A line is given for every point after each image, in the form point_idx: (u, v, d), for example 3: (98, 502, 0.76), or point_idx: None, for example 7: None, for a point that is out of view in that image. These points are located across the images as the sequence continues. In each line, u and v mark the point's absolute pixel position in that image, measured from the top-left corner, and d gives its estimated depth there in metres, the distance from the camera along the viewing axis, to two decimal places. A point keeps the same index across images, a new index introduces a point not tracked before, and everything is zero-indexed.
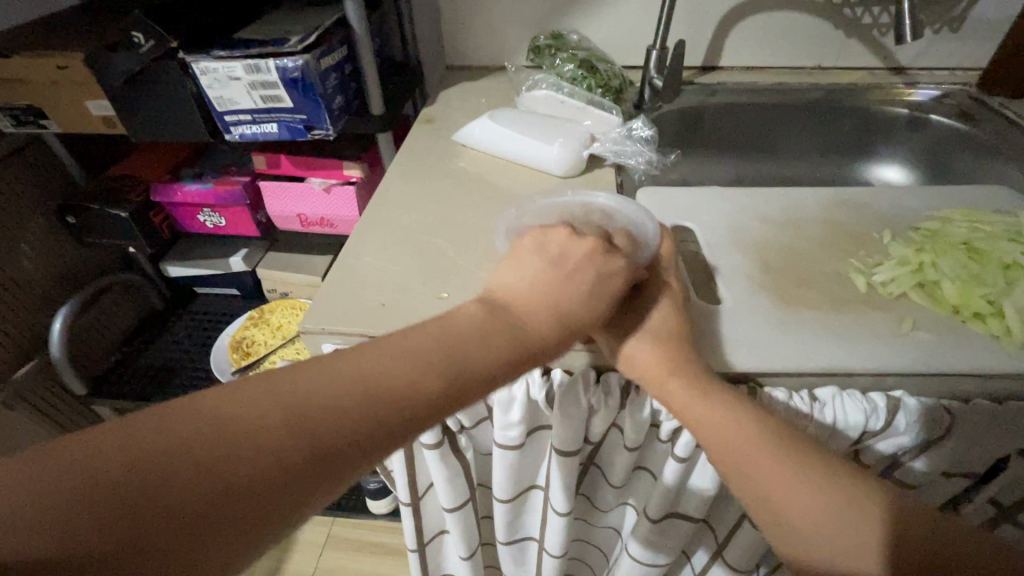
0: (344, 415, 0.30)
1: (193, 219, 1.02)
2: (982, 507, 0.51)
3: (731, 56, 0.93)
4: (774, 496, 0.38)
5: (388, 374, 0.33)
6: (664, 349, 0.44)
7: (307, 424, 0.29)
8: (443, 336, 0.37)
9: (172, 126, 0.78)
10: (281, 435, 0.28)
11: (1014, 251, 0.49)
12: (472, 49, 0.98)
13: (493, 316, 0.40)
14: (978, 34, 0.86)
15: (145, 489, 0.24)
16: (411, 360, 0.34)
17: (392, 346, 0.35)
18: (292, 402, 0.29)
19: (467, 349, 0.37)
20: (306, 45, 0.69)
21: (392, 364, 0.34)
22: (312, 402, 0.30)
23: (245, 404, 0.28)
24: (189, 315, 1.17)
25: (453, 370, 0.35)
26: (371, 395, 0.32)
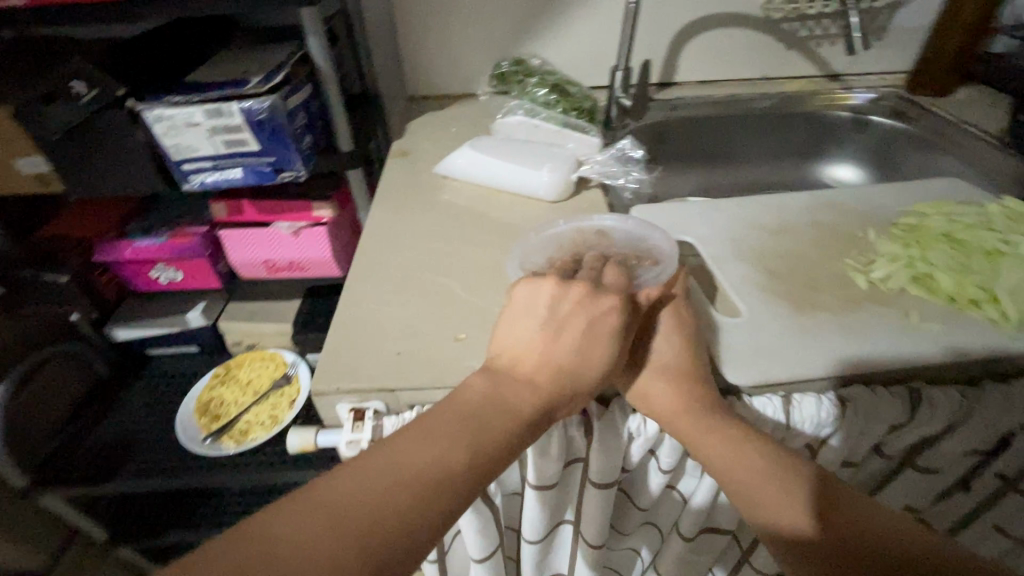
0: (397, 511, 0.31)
1: (143, 276, 0.96)
2: (990, 481, 0.54)
3: (685, 72, 0.97)
4: (752, 495, 0.39)
5: (430, 461, 0.34)
6: (674, 379, 0.43)
7: (357, 522, 0.30)
8: (475, 408, 0.37)
9: (120, 180, 0.72)
10: (334, 541, 0.29)
11: (993, 239, 0.53)
12: (432, 78, 0.97)
13: (515, 373, 0.40)
14: (901, 40, 0.94)
15: None
16: (450, 440, 0.35)
17: (428, 429, 0.36)
18: (347, 507, 0.31)
19: (500, 420, 0.37)
20: (272, 85, 0.66)
21: (433, 449, 0.34)
22: (364, 503, 0.31)
23: (302, 518, 0.30)
24: (144, 380, 1.07)
25: (492, 445, 0.36)
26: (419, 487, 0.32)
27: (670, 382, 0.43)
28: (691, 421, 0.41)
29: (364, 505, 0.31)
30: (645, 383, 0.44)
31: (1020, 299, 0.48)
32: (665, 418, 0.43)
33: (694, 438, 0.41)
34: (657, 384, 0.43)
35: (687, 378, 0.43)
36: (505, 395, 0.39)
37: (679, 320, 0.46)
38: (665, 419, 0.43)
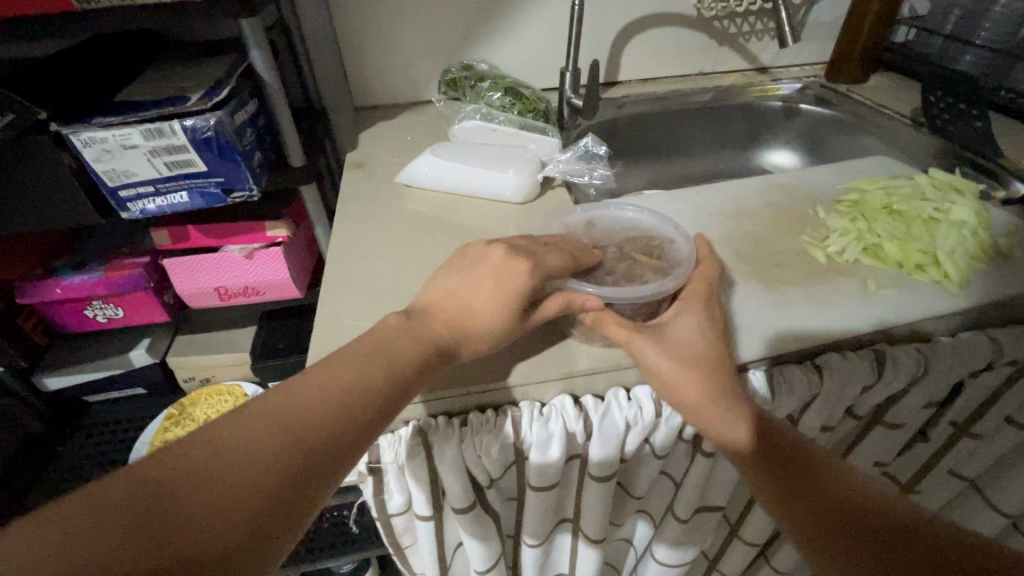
0: (194, 514, 0.28)
1: (78, 315, 0.87)
2: (946, 428, 0.59)
3: (628, 71, 1.01)
4: (733, 444, 0.42)
5: (245, 459, 0.31)
6: (705, 372, 0.43)
7: (291, 429, 0.33)
8: (311, 398, 0.35)
9: (47, 211, 0.66)
10: (268, 442, 0.32)
11: (929, 208, 0.58)
12: (379, 88, 0.94)
13: (356, 361, 0.39)
14: (819, 33, 1.02)
15: (150, 513, 0.27)
16: (268, 432, 0.33)
17: (254, 421, 0.33)
18: (137, 505, 0.28)
19: (333, 413, 0.35)
20: (216, 100, 0.62)
21: (249, 445, 0.32)
22: (161, 503, 0.28)
23: (80, 521, 0.26)
24: (87, 429, 0.98)
25: (315, 440, 0.34)
26: (226, 487, 0.30)
27: (698, 374, 0.43)
28: (717, 412, 0.42)
29: (151, 504, 0.28)
30: (666, 370, 0.43)
31: (958, 260, 0.53)
32: (687, 406, 0.43)
33: (717, 427, 0.42)
34: (685, 372, 0.43)
35: (710, 370, 0.43)
36: (344, 386, 0.37)
37: (692, 314, 0.46)
38: (689, 409, 0.43)
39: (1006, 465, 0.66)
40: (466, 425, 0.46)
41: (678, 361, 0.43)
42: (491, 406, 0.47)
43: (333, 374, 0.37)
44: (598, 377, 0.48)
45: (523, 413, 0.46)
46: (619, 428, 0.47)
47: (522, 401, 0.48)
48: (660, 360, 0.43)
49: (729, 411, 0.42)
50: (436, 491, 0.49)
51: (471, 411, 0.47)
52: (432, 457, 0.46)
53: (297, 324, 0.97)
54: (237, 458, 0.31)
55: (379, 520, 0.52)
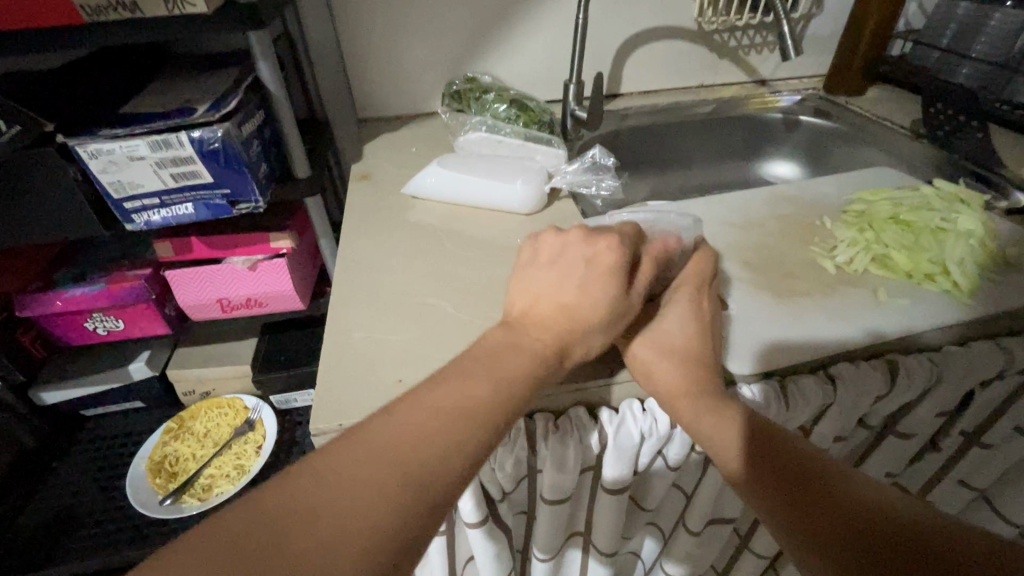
0: (325, 544, 0.27)
1: (78, 328, 0.87)
2: (957, 437, 0.59)
3: (629, 84, 1.02)
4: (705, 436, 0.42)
5: (365, 479, 0.29)
6: (679, 360, 0.45)
7: (437, 423, 0.33)
8: (428, 414, 0.33)
9: (51, 222, 0.66)
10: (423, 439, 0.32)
11: (935, 219, 0.59)
12: (382, 101, 0.94)
13: (471, 370, 0.37)
14: (817, 46, 1.03)
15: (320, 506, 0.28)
16: (423, 432, 0.32)
17: (373, 440, 0.31)
18: (271, 532, 0.27)
19: (452, 433, 0.33)
20: (224, 112, 0.62)
21: (372, 469, 0.30)
22: (298, 535, 0.27)
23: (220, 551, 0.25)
24: (83, 444, 0.97)
25: (435, 460, 0.32)
26: (348, 515, 0.28)
27: (675, 365, 0.44)
28: (690, 406, 0.43)
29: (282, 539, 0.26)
30: (647, 359, 0.45)
31: (967, 269, 0.53)
32: (664, 394, 0.44)
33: (689, 421, 0.42)
34: (662, 362, 0.45)
35: (691, 364, 0.44)
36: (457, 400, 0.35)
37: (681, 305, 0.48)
38: (664, 397, 0.44)
39: (1016, 475, 0.66)
40: None
41: (661, 352, 0.45)
42: (505, 419, 0.47)
43: (442, 384, 0.36)
44: (612, 388, 0.47)
45: (538, 425, 0.46)
46: (634, 440, 0.46)
47: (536, 413, 0.47)
48: (641, 350, 0.46)
49: (704, 404, 0.42)
50: (448, 506, 0.48)
51: None
52: None
53: (299, 336, 0.96)
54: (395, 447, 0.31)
55: None
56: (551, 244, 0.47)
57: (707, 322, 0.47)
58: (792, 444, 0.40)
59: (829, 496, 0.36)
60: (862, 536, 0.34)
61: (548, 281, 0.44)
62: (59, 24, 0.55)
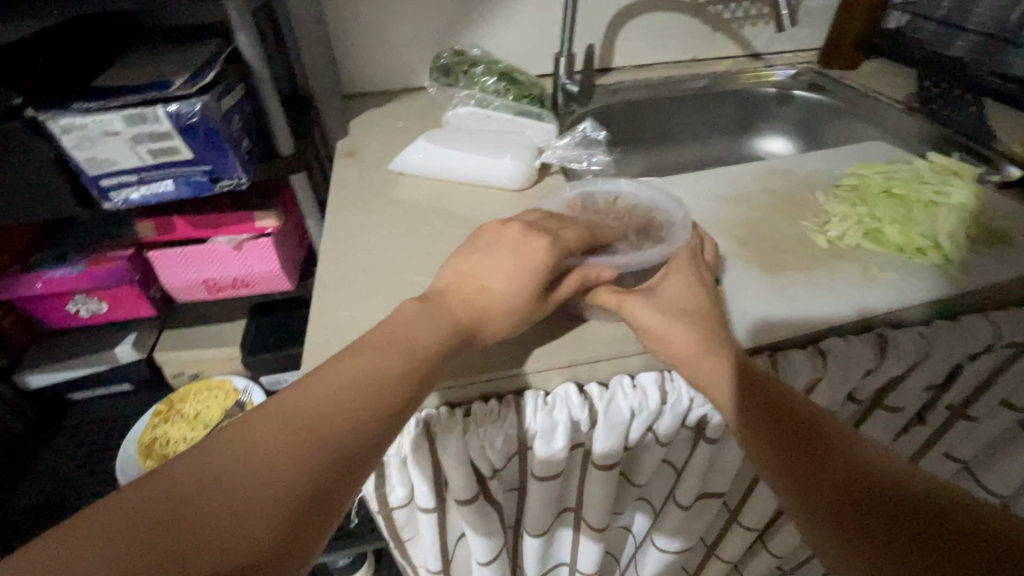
0: (222, 527, 0.28)
1: (60, 311, 0.85)
2: (943, 410, 0.60)
3: (621, 57, 0.99)
4: (715, 393, 0.42)
5: (276, 450, 0.31)
6: (694, 323, 0.44)
7: (342, 398, 0.34)
8: (324, 395, 0.34)
9: (26, 201, 0.64)
10: (328, 411, 0.33)
11: (928, 192, 0.58)
12: (367, 76, 0.92)
13: (377, 349, 0.38)
14: (813, 18, 1.01)
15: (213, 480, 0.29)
16: (330, 404, 0.34)
17: (273, 418, 0.32)
18: (168, 505, 0.27)
19: (356, 406, 0.34)
20: (201, 85, 0.60)
21: (273, 445, 0.31)
22: (202, 507, 0.28)
23: (119, 527, 0.26)
24: (71, 428, 0.96)
25: (335, 438, 0.33)
26: (247, 490, 0.29)
27: (689, 326, 0.43)
28: (703, 361, 0.42)
29: (176, 514, 0.27)
30: (659, 324, 0.43)
31: (958, 243, 0.53)
32: (679, 357, 0.43)
33: (701, 378, 0.42)
34: (676, 324, 0.43)
35: (702, 325, 0.44)
36: (356, 379, 0.35)
37: (680, 273, 0.47)
38: (681, 361, 0.43)
39: (999, 446, 0.67)
40: (469, 415, 0.45)
41: (674, 315, 0.44)
42: (495, 397, 0.47)
43: (352, 364, 0.36)
44: (602, 364, 0.47)
45: (527, 402, 0.46)
46: (625, 415, 0.46)
47: (525, 390, 0.47)
48: (651, 316, 0.44)
49: (708, 360, 0.42)
50: (438, 483, 0.48)
51: (475, 401, 0.46)
52: (435, 448, 0.46)
53: (288, 317, 0.95)
54: (296, 419, 0.32)
55: (380, 514, 0.51)
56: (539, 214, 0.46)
57: (709, 288, 0.47)
58: (789, 397, 0.41)
59: (823, 450, 0.37)
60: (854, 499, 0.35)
61: (532, 253, 0.44)
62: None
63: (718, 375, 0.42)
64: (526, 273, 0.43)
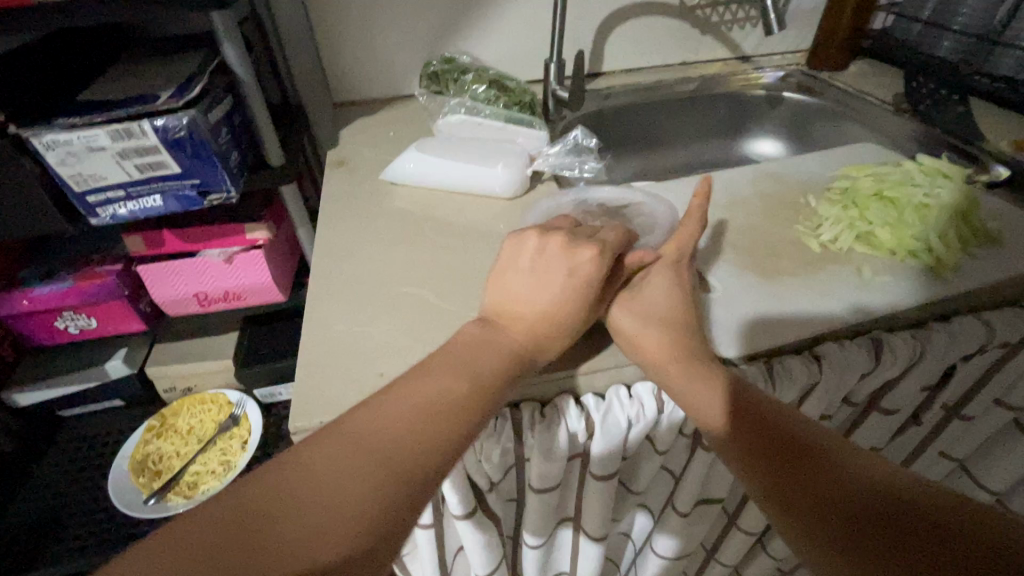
0: (323, 521, 0.28)
1: (48, 328, 0.84)
2: (938, 410, 0.60)
3: (611, 62, 0.99)
4: (690, 404, 0.41)
5: (372, 450, 0.32)
6: (666, 328, 0.44)
7: (426, 405, 0.35)
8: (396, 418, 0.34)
9: (10, 218, 0.62)
10: (418, 414, 0.34)
11: (919, 194, 0.58)
12: (357, 85, 0.91)
13: (455, 358, 0.39)
14: (800, 21, 1.01)
15: (312, 479, 0.30)
16: (416, 409, 0.34)
17: (370, 421, 0.33)
18: (295, 492, 0.29)
19: (440, 410, 0.35)
20: (188, 99, 0.59)
21: (372, 443, 0.32)
22: (306, 507, 0.29)
23: (230, 524, 0.27)
24: (62, 445, 0.94)
25: (428, 438, 0.33)
26: (325, 504, 0.29)
27: (662, 333, 0.44)
28: (680, 369, 0.42)
29: (285, 509, 0.28)
30: (634, 329, 0.44)
31: (951, 246, 0.53)
32: (652, 361, 0.43)
33: (679, 387, 0.41)
34: (649, 329, 0.44)
35: (678, 330, 0.44)
36: (448, 382, 0.37)
37: (662, 279, 0.47)
38: (653, 368, 0.43)
39: (995, 445, 0.67)
40: None
41: (645, 320, 0.44)
42: (491, 411, 0.46)
43: (434, 373, 0.37)
44: (598, 375, 0.47)
45: (524, 416, 0.45)
46: (622, 426, 0.46)
47: (521, 403, 0.47)
48: (626, 320, 0.45)
49: (687, 370, 0.42)
50: (436, 497, 0.48)
51: None
52: None
53: (281, 328, 0.95)
54: (387, 423, 0.33)
55: None
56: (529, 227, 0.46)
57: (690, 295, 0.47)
58: (777, 414, 0.40)
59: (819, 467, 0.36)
60: (851, 518, 0.34)
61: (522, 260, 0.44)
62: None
63: (698, 383, 0.41)
64: (520, 287, 0.43)
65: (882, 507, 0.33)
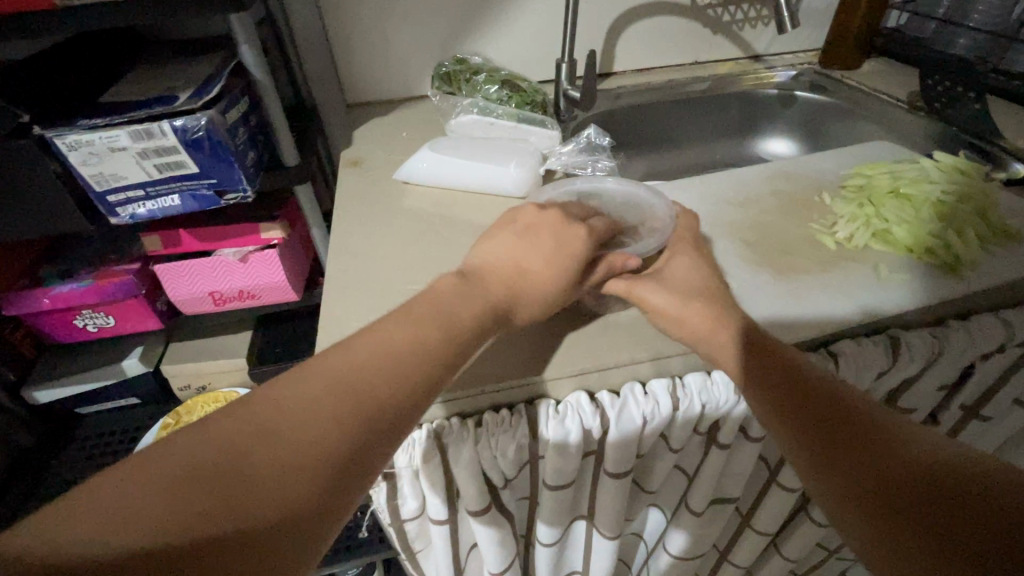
0: (234, 486, 0.26)
1: (67, 326, 0.85)
2: (956, 409, 0.59)
3: (622, 62, 1.00)
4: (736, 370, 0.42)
5: (301, 413, 0.30)
6: (705, 298, 0.45)
7: (361, 378, 0.33)
8: (335, 377, 0.32)
9: (33, 217, 0.64)
10: (350, 385, 0.32)
11: (935, 192, 0.58)
12: (369, 86, 0.92)
13: None
14: (813, 20, 1.01)
15: (218, 445, 0.27)
16: (346, 381, 0.32)
17: (299, 385, 0.31)
18: (206, 456, 0.27)
19: (383, 382, 0.33)
20: (207, 99, 0.60)
21: (301, 406, 0.30)
22: (219, 470, 0.26)
23: (126, 490, 0.24)
24: (79, 442, 0.95)
25: (364, 410, 0.31)
26: (274, 451, 0.28)
27: (703, 304, 0.44)
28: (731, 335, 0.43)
29: (196, 475, 0.26)
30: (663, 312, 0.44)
31: (969, 243, 0.53)
32: (693, 335, 0.44)
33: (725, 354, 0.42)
34: (687, 306, 0.44)
35: (710, 299, 0.45)
36: (391, 356, 0.35)
37: (683, 256, 0.49)
38: (703, 338, 0.43)
39: (1013, 445, 0.67)
40: (481, 426, 0.45)
41: (685, 296, 0.45)
42: (507, 407, 0.46)
43: (376, 339, 0.35)
44: (613, 372, 0.47)
45: (540, 412, 0.45)
46: (637, 423, 0.46)
47: (537, 399, 0.47)
48: (661, 296, 0.45)
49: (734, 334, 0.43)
50: (450, 493, 0.48)
51: (487, 411, 0.46)
52: (447, 457, 0.45)
53: (294, 327, 0.96)
54: (315, 392, 0.31)
55: (392, 525, 0.50)
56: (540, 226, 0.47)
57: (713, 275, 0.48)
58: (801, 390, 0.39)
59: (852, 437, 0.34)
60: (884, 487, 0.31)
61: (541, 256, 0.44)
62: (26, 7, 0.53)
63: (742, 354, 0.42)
64: (538, 273, 0.44)
65: (906, 471, 0.31)
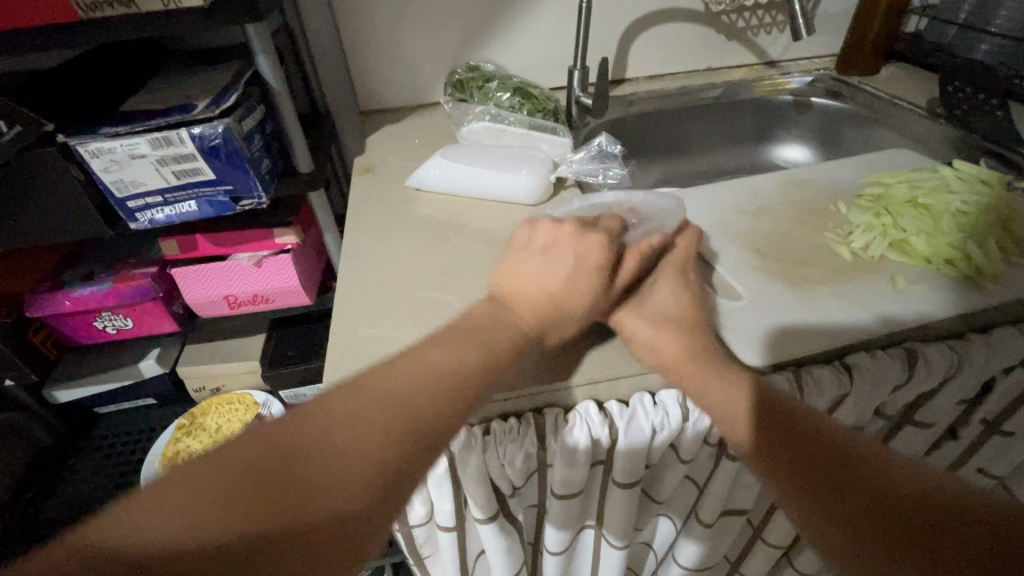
0: (292, 496, 0.28)
1: (87, 327, 0.87)
2: (977, 423, 0.58)
3: (635, 69, 0.99)
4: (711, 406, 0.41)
5: (351, 425, 0.32)
6: (679, 328, 0.45)
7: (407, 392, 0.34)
8: (381, 393, 0.34)
9: (57, 223, 0.65)
10: (392, 399, 0.34)
11: (955, 201, 0.57)
12: (383, 93, 0.93)
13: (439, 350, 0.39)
14: (829, 25, 1.00)
15: (275, 453, 0.29)
16: (394, 399, 0.34)
17: (352, 394, 0.33)
18: (268, 462, 0.29)
19: (430, 390, 0.35)
20: (223, 108, 0.61)
21: (352, 418, 0.32)
22: (281, 476, 0.29)
23: (197, 491, 0.27)
24: (98, 442, 0.97)
25: (415, 426, 0.33)
26: (328, 460, 0.30)
27: (676, 334, 0.44)
28: (699, 367, 0.42)
29: (259, 481, 0.28)
30: (656, 329, 0.44)
31: (990, 254, 0.51)
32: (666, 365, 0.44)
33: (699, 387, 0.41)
34: (663, 330, 0.44)
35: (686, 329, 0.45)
36: (434, 371, 0.36)
37: (667, 281, 0.49)
38: (670, 370, 0.44)
39: None
40: (489, 434, 0.45)
41: (661, 324, 0.45)
42: (515, 416, 0.46)
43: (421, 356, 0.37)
44: (622, 382, 0.46)
45: (549, 420, 0.45)
46: (646, 434, 0.45)
47: (545, 408, 0.46)
48: (640, 325, 0.45)
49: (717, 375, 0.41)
50: (458, 500, 0.48)
51: (494, 419, 0.46)
52: (455, 465, 0.45)
53: (307, 331, 0.97)
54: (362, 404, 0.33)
55: (400, 531, 0.51)
56: (547, 236, 0.47)
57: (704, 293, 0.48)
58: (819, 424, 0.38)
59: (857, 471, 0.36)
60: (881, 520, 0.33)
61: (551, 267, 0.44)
62: (33, 17, 0.53)
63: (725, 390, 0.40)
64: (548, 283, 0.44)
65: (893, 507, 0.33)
